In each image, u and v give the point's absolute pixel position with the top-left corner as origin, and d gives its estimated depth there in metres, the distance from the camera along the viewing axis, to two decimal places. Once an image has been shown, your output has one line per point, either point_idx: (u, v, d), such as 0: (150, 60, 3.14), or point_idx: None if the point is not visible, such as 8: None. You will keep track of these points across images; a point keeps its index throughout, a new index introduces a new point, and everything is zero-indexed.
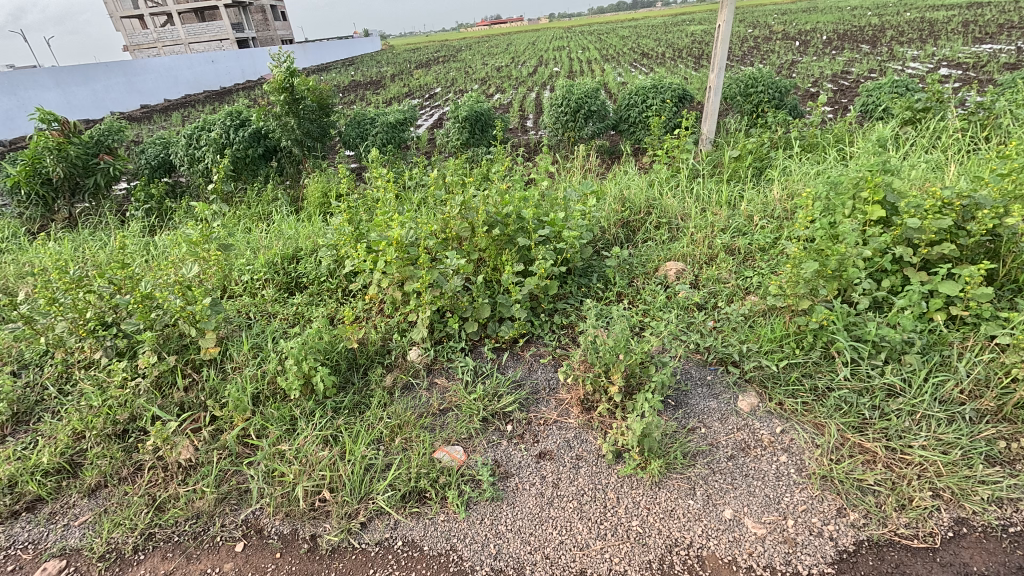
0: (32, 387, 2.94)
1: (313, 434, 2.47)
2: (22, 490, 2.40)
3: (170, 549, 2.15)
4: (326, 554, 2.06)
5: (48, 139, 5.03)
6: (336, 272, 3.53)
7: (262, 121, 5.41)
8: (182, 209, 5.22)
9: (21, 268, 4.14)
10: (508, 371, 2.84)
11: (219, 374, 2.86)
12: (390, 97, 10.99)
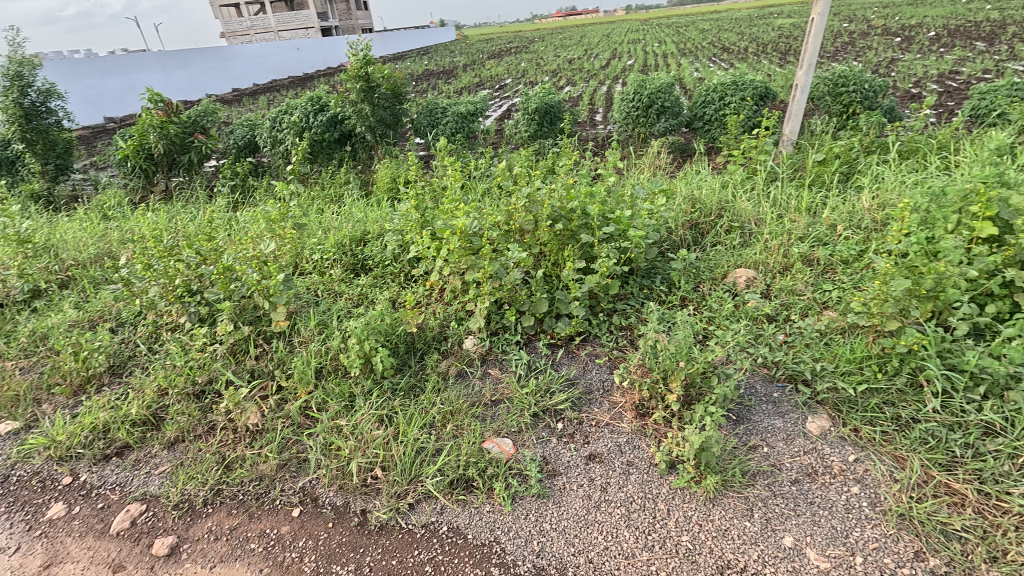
0: (127, 343, 3.23)
1: (369, 413, 2.56)
2: (113, 436, 2.64)
3: (235, 506, 2.30)
4: (375, 529, 2.13)
5: (153, 117, 5.49)
6: (401, 257, 3.63)
7: (339, 107, 5.63)
8: (263, 188, 5.54)
9: (123, 234, 4.54)
10: (562, 368, 2.81)
11: (287, 346, 3.02)
12: (460, 88, 11.12)
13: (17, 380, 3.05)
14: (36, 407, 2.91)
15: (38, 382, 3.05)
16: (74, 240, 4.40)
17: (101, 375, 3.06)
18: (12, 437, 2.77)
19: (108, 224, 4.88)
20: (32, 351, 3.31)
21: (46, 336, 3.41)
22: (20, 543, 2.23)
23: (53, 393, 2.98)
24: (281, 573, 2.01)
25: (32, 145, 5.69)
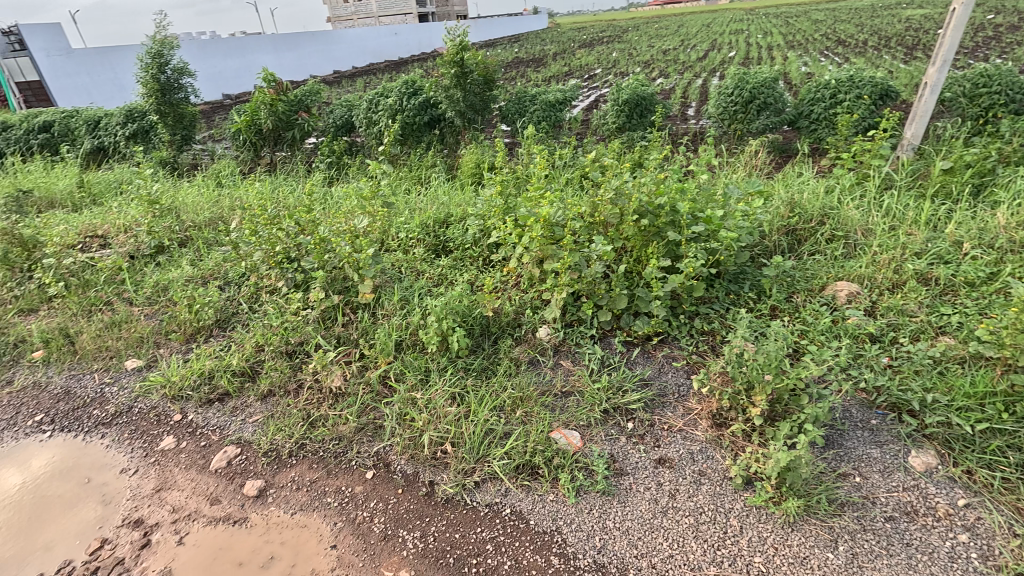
0: (231, 301, 3.54)
1: (443, 389, 2.65)
2: (216, 383, 2.92)
3: (316, 460, 2.47)
4: (441, 501, 2.21)
5: (265, 95, 5.94)
6: (481, 241, 3.69)
7: (432, 91, 5.79)
8: (356, 166, 5.84)
9: (234, 201, 4.98)
10: (636, 367, 2.75)
11: (371, 317, 3.18)
12: (548, 76, 11.03)
13: (142, 324, 3.45)
14: (155, 350, 3.28)
15: (158, 328, 3.43)
16: (193, 205, 4.88)
17: (209, 327, 3.39)
18: (135, 373, 3.14)
19: (222, 192, 5.36)
20: (154, 300, 3.73)
21: (166, 288, 3.82)
22: (138, 466, 2.53)
23: (170, 338, 3.34)
24: (354, 529, 2.14)
25: (164, 117, 6.36)
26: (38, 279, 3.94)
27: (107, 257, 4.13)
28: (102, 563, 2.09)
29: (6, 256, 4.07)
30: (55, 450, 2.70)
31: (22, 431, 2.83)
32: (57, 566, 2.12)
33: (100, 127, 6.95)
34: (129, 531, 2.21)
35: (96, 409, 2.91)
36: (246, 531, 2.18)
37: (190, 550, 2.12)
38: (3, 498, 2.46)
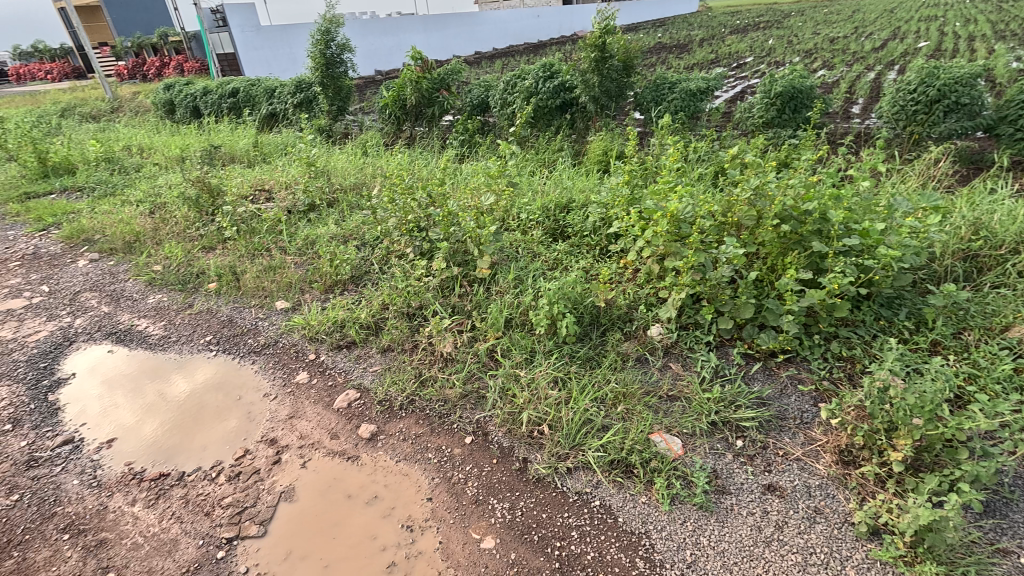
0: (365, 261, 3.89)
1: (546, 371, 2.68)
2: (346, 332, 3.24)
3: (422, 417, 2.65)
4: (532, 479, 2.26)
5: (413, 73, 6.34)
6: (600, 230, 3.63)
7: (569, 75, 5.74)
8: (486, 145, 6.03)
9: (376, 170, 5.42)
10: (755, 383, 2.55)
11: (485, 292, 3.31)
12: (691, 63, 10.37)
13: (291, 272, 3.93)
14: (300, 295, 3.72)
15: (304, 277, 3.88)
16: (342, 171, 5.39)
17: (344, 281, 3.76)
18: (283, 313, 3.59)
19: (366, 160, 5.85)
20: (303, 252, 4.22)
21: (313, 243, 4.30)
22: (277, 393, 2.91)
23: (312, 287, 3.77)
24: (449, 487, 2.27)
25: (326, 88, 7.07)
26: (218, 223, 4.64)
27: (270, 210, 4.74)
28: (243, 469, 2.44)
29: (197, 200, 4.84)
30: (216, 367, 3.19)
31: (195, 346, 3.38)
32: (209, 462, 2.51)
33: (275, 95, 7.92)
34: (266, 447, 2.56)
35: (250, 338, 3.39)
36: (357, 468, 2.42)
37: (310, 475, 2.40)
38: (176, 398, 2.95)
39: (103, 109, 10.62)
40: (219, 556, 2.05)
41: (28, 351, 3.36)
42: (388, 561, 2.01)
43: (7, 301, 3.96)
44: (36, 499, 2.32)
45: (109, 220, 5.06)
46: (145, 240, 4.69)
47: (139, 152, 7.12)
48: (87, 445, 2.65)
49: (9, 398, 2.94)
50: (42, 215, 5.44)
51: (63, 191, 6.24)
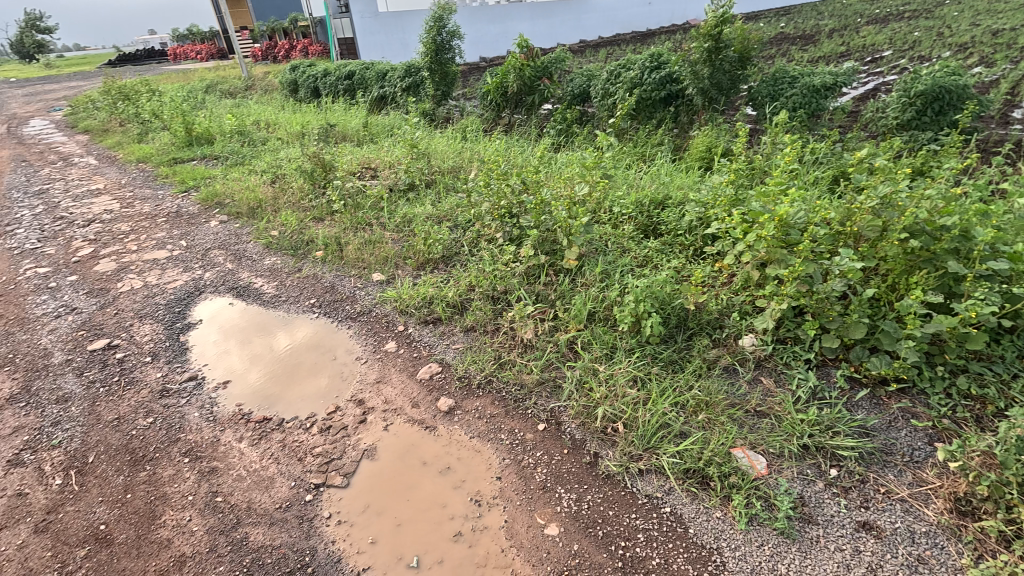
0: (456, 242, 4.03)
1: (626, 370, 2.64)
2: (433, 308, 3.39)
3: (498, 398, 2.72)
4: (602, 475, 2.24)
5: (517, 60, 6.38)
6: (697, 230, 3.46)
7: (678, 66, 5.48)
8: (584, 135, 5.94)
9: (474, 155, 5.56)
10: (858, 411, 2.33)
11: (570, 283, 3.29)
12: (816, 56, 9.48)
13: (388, 247, 4.16)
14: (395, 269, 3.94)
15: (399, 252, 4.10)
16: (442, 154, 5.60)
17: (435, 260, 3.92)
18: (378, 285, 3.82)
19: (465, 145, 6.02)
20: (401, 229, 4.45)
21: (410, 221, 4.52)
22: (368, 358, 3.11)
23: (406, 263, 3.97)
24: (518, 470, 2.32)
25: (433, 74, 7.34)
26: (328, 196, 5.01)
27: (374, 187, 5.04)
28: (333, 424, 2.65)
29: (312, 173, 5.27)
30: (316, 328, 3.48)
31: (300, 307, 3.70)
32: (305, 413, 2.75)
33: (386, 79, 8.35)
34: (354, 406, 2.76)
35: (348, 305, 3.65)
36: (433, 438, 2.54)
37: (390, 438, 2.55)
38: (280, 352, 3.26)
39: (239, 87, 11.82)
40: (307, 498, 2.26)
41: (168, 296, 3.87)
42: (455, 530, 2.10)
43: (154, 252, 4.57)
44: (166, 424, 2.68)
45: (238, 187, 5.65)
46: (266, 207, 5.18)
47: (266, 127, 7.85)
48: (206, 382, 3.00)
49: (151, 335, 3.41)
50: (186, 179, 6.19)
51: (203, 159, 7.06)
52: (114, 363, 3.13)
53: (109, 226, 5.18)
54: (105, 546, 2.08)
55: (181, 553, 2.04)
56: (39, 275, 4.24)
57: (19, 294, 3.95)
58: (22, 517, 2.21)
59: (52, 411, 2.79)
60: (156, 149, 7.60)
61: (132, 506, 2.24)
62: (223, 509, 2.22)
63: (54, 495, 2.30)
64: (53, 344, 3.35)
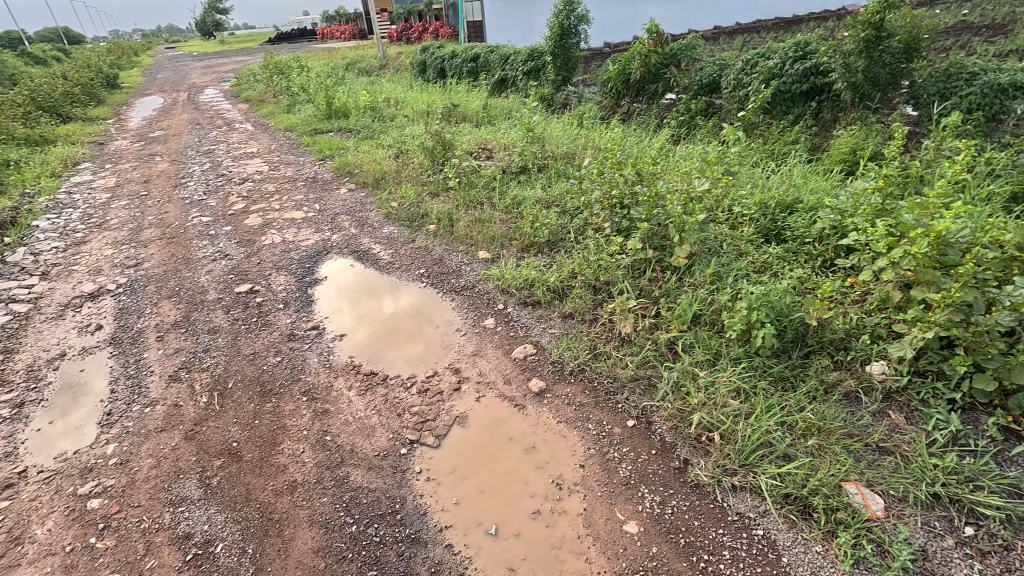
0: (562, 228, 4.02)
1: (729, 379, 2.49)
2: (533, 291, 3.44)
3: (589, 388, 2.71)
4: (690, 483, 2.16)
5: (644, 47, 6.15)
6: (829, 240, 3.12)
7: (827, 56, 4.93)
8: (707, 128, 5.59)
9: (589, 143, 5.49)
10: (1010, 468, 2.00)
11: (677, 282, 3.16)
12: (1007, 49, 8.01)
13: (496, 227, 4.27)
14: (500, 249, 4.04)
15: (506, 233, 4.20)
16: (557, 139, 5.59)
17: (540, 244, 3.96)
18: (483, 262, 3.95)
19: (580, 131, 5.96)
20: (509, 211, 4.54)
21: (520, 204, 4.60)
22: (467, 331, 3.25)
23: (512, 244, 4.06)
24: (603, 462, 2.31)
25: (556, 58, 7.31)
26: (445, 173, 5.24)
27: (488, 167, 5.18)
28: (431, 387, 2.81)
29: (432, 151, 5.54)
30: (422, 296, 3.69)
31: (410, 276, 3.94)
32: (407, 373, 2.94)
33: (509, 62, 8.48)
34: (451, 374, 2.90)
35: (453, 279, 3.82)
36: (521, 416, 2.60)
37: (481, 409, 2.66)
38: (389, 314, 3.50)
39: (374, 65, 12.67)
40: (402, 452, 2.43)
41: (301, 252, 4.31)
42: (534, 508, 2.15)
43: (293, 212, 5.11)
44: (290, 365, 3.02)
45: (366, 159, 6.12)
46: (388, 179, 5.55)
47: (395, 104, 8.36)
48: (325, 333, 3.31)
49: (284, 285, 3.83)
50: (323, 149, 6.81)
51: (339, 131, 7.71)
52: (254, 306, 3.58)
53: (258, 186, 5.87)
54: (235, 461, 2.41)
55: (294, 479, 2.31)
56: (203, 223, 4.94)
57: (187, 238, 4.64)
58: (176, 424, 2.62)
59: (205, 339, 3.26)
60: (301, 120, 8.44)
61: (258, 431, 2.57)
62: (331, 447, 2.46)
63: (200, 410, 2.71)
64: (209, 283, 3.89)
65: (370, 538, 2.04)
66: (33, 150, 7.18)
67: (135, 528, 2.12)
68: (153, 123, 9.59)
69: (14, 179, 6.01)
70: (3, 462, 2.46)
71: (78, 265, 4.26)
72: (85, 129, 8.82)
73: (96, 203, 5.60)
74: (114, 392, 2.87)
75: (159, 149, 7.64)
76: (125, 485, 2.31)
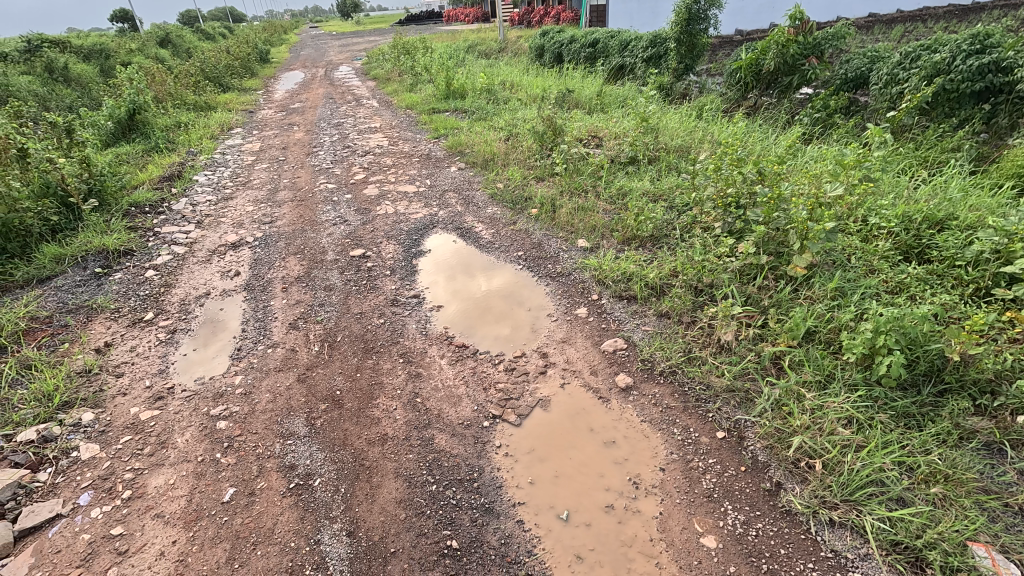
0: (668, 224, 3.87)
1: (841, 406, 2.27)
2: (630, 285, 3.36)
3: (678, 391, 2.62)
4: (780, 508, 2.03)
5: (782, 35, 5.63)
6: (988, 265, 2.70)
7: (1013, 51, 4.17)
8: (847, 127, 5.00)
9: (706, 137, 5.19)
10: None
11: (791, 293, 2.92)
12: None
13: (599, 216, 4.21)
14: (600, 239, 3.98)
15: (607, 224, 4.13)
16: (672, 131, 5.35)
17: (642, 239, 3.84)
18: (581, 251, 3.92)
19: (699, 124, 5.64)
20: (614, 201, 4.45)
21: (625, 195, 4.49)
22: (558, 317, 3.26)
23: (613, 235, 3.98)
24: (685, 469, 2.23)
25: (680, 46, 6.95)
26: (553, 158, 5.24)
27: (597, 155, 5.09)
28: (517, 367, 2.87)
29: (542, 135, 5.55)
30: (517, 278, 3.75)
31: (507, 257, 4.02)
32: (496, 350, 3.01)
33: (630, 48, 8.20)
34: (538, 357, 2.94)
35: (550, 264, 3.83)
36: (604, 409, 2.58)
37: (564, 396, 2.67)
38: (484, 291, 3.60)
39: (494, 48, 12.89)
40: (485, 424, 2.52)
41: (410, 224, 4.57)
42: (608, 502, 2.13)
43: (406, 186, 5.42)
44: (391, 328, 3.24)
45: (478, 139, 6.28)
46: (496, 160, 5.67)
47: (510, 88, 8.47)
48: (424, 302, 3.49)
49: (392, 253, 4.09)
50: (438, 128, 7.11)
51: (454, 111, 7.99)
52: (364, 270, 3.87)
53: (378, 159, 6.29)
54: (337, 407, 2.65)
55: (385, 432, 2.49)
56: (328, 189, 5.40)
57: (314, 202, 5.10)
58: (292, 367, 2.94)
59: (321, 295, 3.59)
60: (421, 99, 8.85)
61: (358, 384, 2.80)
62: (420, 409, 2.62)
63: (312, 358, 3.00)
64: (328, 244, 4.26)
65: (448, 500, 2.16)
66: (198, 115, 8.26)
67: (253, 451, 2.42)
68: (294, 95, 10.59)
69: (182, 138, 6.96)
70: (157, 377, 2.91)
71: (225, 217, 4.86)
72: (239, 98, 9.95)
73: (243, 165, 6.33)
74: (244, 331, 3.27)
75: (298, 120, 8.44)
76: (247, 413, 2.64)
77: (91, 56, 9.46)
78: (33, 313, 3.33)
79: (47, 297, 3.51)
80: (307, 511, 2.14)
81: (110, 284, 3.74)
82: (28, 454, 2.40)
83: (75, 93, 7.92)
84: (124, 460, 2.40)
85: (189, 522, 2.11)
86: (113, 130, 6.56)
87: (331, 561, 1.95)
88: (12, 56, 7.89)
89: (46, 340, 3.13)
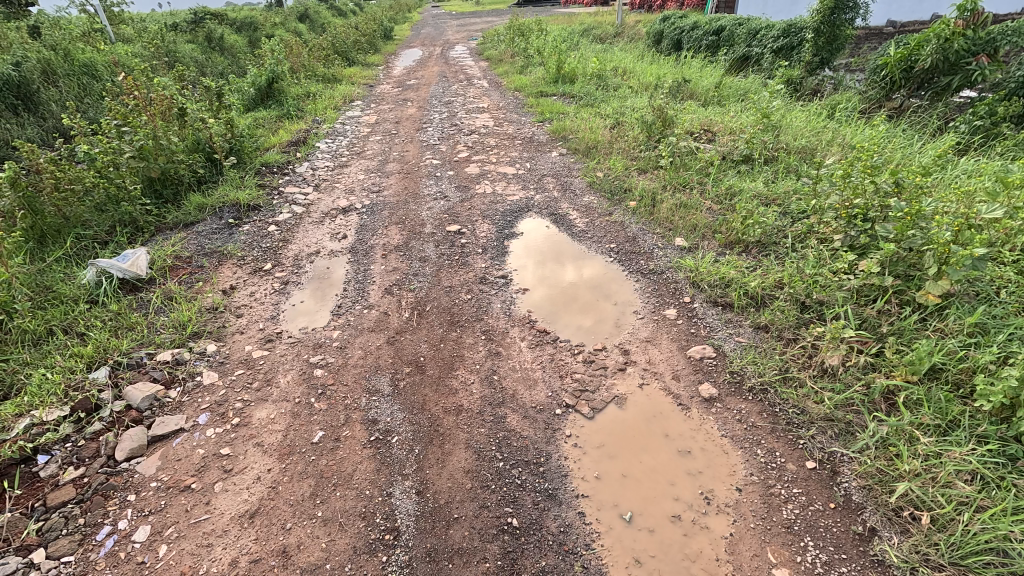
0: (779, 230, 3.57)
1: (963, 457, 2.00)
2: (727, 292, 3.17)
3: (768, 411, 2.45)
4: (871, 556, 1.85)
5: (946, 28, 4.91)
6: None
7: None
8: (1016, 139, 4.26)
9: (835, 140, 4.69)
10: None
11: (917, 323, 2.59)
12: None
13: (701, 215, 4.00)
14: (700, 239, 3.79)
15: (711, 224, 3.91)
16: (796, 130, 4.90)
17: (747, 243, 3.59)
18: (678, 249, 3.75)
19: (828, 123, 5.11)
20: (720, 201, 4.20)
21: (734, 196, 4.21)
22: (645, 315, 3.16)
23: (714, 237, 3.77)
24: (765, 495, 2.09)
25: (818, 36, 6.31)
26: (659, 150, 5.04)
27: (708, 150, 4.81)
28: (596, 360, 2.83)
29: (650, 126, 5.35)
30: (608, 271, 3.67)
31: (599, 248, 3.95)
32: (576, 340, 2.99)
33: (759, 36, 7.57)
34: (619, 353, 2.88)
35: (642, 259, 3.71)
36: (683, 416, 2.48)
37: (642, 396, 2.60)
38: (573, 281, 3.57)
39: (610, 33, 12.53)
40: (557, 411, 2.53)
41: (505, 205, 4.64)
42: (675, 512, 2.06)
43: (506, 167, 5.49)
44: (477, 304, 3.33)
45: (583, 125, 6.19)
46: (599, 148, 5.56)
47: (622, 74, 8.20)
48: (512, 284, 3.53)
49: (486, 232, 4.19)
50: (545, 112, 7.09)
51: (562, 96, 7.92)
52: (458, 245, 4.00)
53: (482, 139, 6.41)
54: (420, 372, 2.79)
55: (461, 403, 2.59)
56: (433, 164, 5.62)
57: (418, 175, 5.35)
58: (384, 329, 3.13)
59: (415, 265, 3.77)
60: (531, 81, 8.87)
61: (442, 353, 2.92)
62: (497, 387, 2.68)
63: (402, 323, 3.18)
64: (427, 218, 4.45)
65: (513, 479, 2.20)
66: (326, 86, 8.91)
67: (342, 401, 2.63)
68: (411, 72, 11.06)
69: (310, 108, 7.57)
70: (269, 322, 3.24)
71: (339, 183, 5.24)
72: (363, 72, 10.58)
73: (360, 135, 6.76)
74: (345, 290, 3.53)
75: (412, 96, 8.82)
76: (341, 365, 2.86)
77: (243, 28, 10.51)
78: (177, 252, 3.82)
79: (190, 240, 4.02)
80: (383, 464, 2.29)
81: (239, 234, 4.19)
82: (164, 372, 2.79)
83: (227, 61, 8.86)
84: (236, 390, 2.71)
85: (283, 455, 2.35)
86: (254, 95, 7.28)
87: (400, 514, 2.07)
88: (181, 26, 8.98)
89: (185, 276, 3.59)
